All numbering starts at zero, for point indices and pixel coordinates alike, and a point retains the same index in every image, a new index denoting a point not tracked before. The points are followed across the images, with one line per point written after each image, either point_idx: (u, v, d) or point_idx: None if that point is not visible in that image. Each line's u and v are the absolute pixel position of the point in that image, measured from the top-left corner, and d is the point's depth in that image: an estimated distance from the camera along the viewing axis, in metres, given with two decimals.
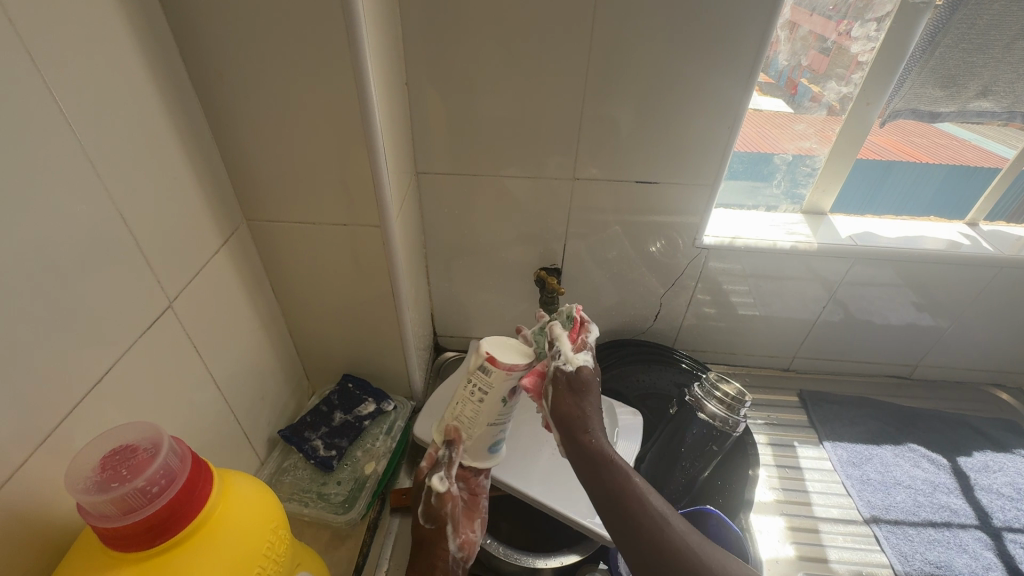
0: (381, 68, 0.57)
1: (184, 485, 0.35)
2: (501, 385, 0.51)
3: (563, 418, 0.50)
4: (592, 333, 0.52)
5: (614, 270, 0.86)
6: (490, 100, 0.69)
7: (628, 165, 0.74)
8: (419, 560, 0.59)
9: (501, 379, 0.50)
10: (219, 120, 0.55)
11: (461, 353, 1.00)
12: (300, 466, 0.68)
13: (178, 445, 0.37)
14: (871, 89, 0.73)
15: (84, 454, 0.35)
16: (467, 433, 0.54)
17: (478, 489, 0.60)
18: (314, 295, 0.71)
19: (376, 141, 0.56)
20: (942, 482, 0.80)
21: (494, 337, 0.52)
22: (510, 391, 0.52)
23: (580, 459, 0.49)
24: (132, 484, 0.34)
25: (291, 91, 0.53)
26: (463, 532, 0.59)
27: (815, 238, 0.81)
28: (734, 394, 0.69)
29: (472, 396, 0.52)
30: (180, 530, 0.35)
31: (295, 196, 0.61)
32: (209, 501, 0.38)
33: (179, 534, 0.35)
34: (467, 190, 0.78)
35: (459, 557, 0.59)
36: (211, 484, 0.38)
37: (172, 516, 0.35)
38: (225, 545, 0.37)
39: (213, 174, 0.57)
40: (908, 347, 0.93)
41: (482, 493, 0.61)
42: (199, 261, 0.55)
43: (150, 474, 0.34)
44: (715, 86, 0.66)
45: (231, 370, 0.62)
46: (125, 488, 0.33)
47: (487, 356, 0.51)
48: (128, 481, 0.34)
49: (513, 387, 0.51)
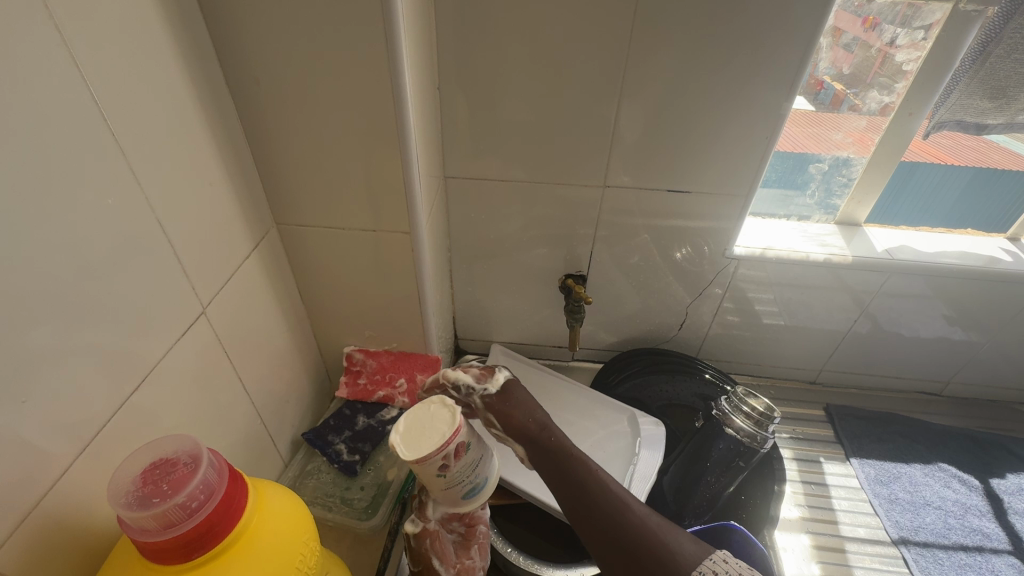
0: (416, 74, 0.56)
1: (222, 499, 0.35)
2: (424, 469, 0.49)
3: (521, 429, 0.57)
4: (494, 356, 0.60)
5: (640, 278, 0.84)
6: (522, 106, 0.68)
7: (659, 174, 0.73)
8: None
9: (418, 469, 0.49)
10: (252, 125, 0.55)
11: (481, 357, 1.00)
12: (323, 470, 0.68)
13: (216, 459, 0.37)
14: (914, 99, 0.71)
15: (124, 467, 0.35)
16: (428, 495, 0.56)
17: (473, 521, 0.60)
18: (341, 299, 0.70)
19: (409, 148, 0.55)
20: (974, 504, 0.78)
21: (399, 423, 0.50)
22: (440, 469, 0.50)
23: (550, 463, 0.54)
24: (172, 499, 0.34)
25: (326, 98, 0.52)
26: (460, 560, 0.59)
27: (849, 250, 0.79)
28: (762, 410, 0.68)
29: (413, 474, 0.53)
30: (218, 543, 0.35)
31: (326, 202, 0.61)
32: (245, 514, 0.38)
33: (216, 548, 0.35)
34: (494, 196, 0.77)
35: None
36: (247, 498, 0.38)
37: (210, 531, 0.35)
38: (261, 560, 0.37)
39: (245, 179, 0.57)
40: (940, 363, 0.91)
41: (478, 521, 0.60)
42: (231, 267, 0.55)
43: (190, 490, 0.34)
44: (752, 95, 0.65)
45: (258, 374, 0.62)
46: (166, 504, 0.33)
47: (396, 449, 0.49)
48: (169, 497, 0.34)
49: (440, 465, 0.49)
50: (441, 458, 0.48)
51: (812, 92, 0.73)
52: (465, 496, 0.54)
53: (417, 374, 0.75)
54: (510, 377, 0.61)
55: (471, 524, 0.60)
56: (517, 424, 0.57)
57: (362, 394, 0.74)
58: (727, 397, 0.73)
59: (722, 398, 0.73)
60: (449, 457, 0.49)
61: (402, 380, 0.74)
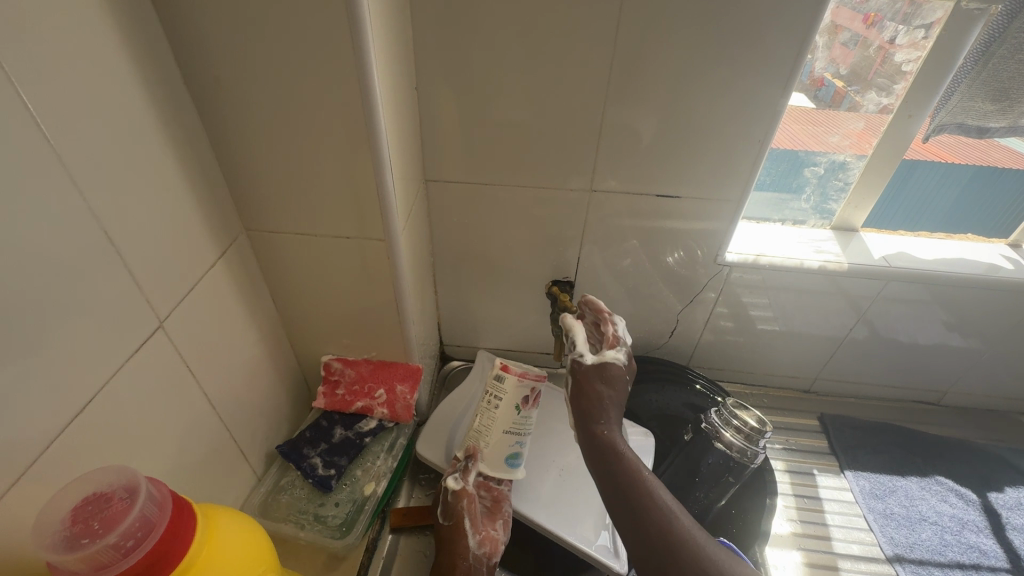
0: (389, 74, 0.53)
1: (164, 534, 0.33)
2: (513, 391, 0.70)
3: (588, 405, 0.59)
4: (618, 328, 0.63)
5: (629, 284, 0.82)
6: (505, 107, 0.65)
7: (648, 178, 0.70)
8: (443, 558, 0.64)
9: (513, 385, 0.70)
10: (215, 127, 0.52)
11: (467, 363, 0.97)
12: (297, 485, 0.65)
13: (155, 489, 0.35)
14: (914, 101, 0.68)
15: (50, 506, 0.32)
16: (485, 443, 0.70)
17: (499, 495, 0.70)
18: (316, 306, 0.68)
19: (382, 152, 0.52)
20: (971, 519, 0.75)
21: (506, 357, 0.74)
22: (522, 399, 0.70)
23: (596, 449, 0.57)
24: (104, 539, 0.31)
25: (293, 98, 0.50)
26: (485, 529, 0.66)
27: (845, 257, 0.77)
28: (753, 425, 0.67)
29: (490, 406, 0.71)
30: None
31: (296, 208, 0.58)
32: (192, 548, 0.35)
33: None
34: (478, 199, 0.74)
35: (483, 553, 0.64)
36: (194, 529, 0.36)
37: (150, 569, 0.33)
38: None
39: (210, 184, 0.54)
40: (937, 372, 0.88)
41: (503, 499, 0.70)
42: (194, 277, 0.52)
43: (125, 528, 0.32)
44: (745, 98, 0.62)
45: (226, 386, 0.59)
46: (96, 546, 0.31)
47: (501, 366, 0.71)
48: (101, 536, 0.32)
49: (523, 394, 0.70)
50: (530, 387, 0.71)
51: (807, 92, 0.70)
52: (509, 458, 0.70)
53: (397, 386, 0.72)
54: (619, 360, 0.60)
55: (496, 500, 0.70)
56: (586, 398, 0.59)
57: (340, 405, 0.71)
58: (717, 410, 0.71)
59: (711, 411, 0.71)
60: (531, 389, 0.70)
61: (382, 391, 0.72)
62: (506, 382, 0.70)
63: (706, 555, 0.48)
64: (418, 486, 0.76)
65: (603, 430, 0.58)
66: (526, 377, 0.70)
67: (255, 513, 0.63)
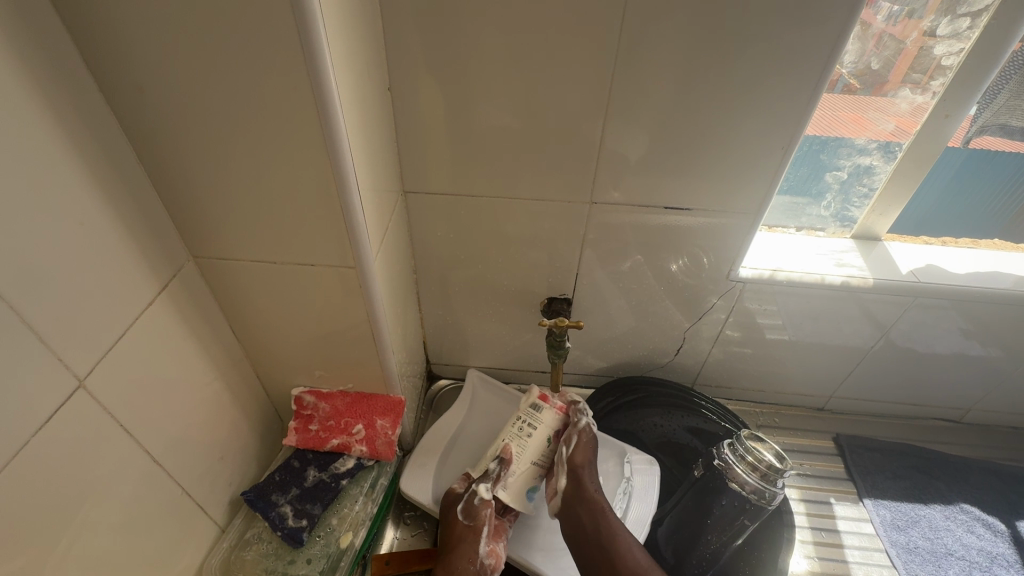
0: (353, 79, 0.45)
1: None
2: (549, 421, 0.64)
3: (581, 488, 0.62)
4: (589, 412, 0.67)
5: (631, 301, 0.75)
6: (491, 111, 0.57)
7: (653, 189, 0.62)
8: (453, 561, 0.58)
9: (551, 416, 0.64)
10: (147, 144, 0.44)
11: (457, 381, 0.90)
12: (264, 538, 0.59)
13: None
14: (953, 100, 0.60)
15: None
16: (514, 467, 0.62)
17: (502, 523, 0.64)
18: (283, 337, 0.61)
19: (345, 172, 0.45)
20: (1001, 553, 0.70)
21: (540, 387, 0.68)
22: (555, 431, 0.64)
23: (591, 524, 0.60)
24: None
25: (236, 111, 0.42)
26: (494, 542, 0.61)
27: (870, 272, 0.70)
28: (769, 463, 0.60)
29: (524, 431, 0.63)
30: None
31: (250, 233, 0.50)
32: None
33: None
34: (463, 213, 0.67)
35: (488, 564, 0.59)
36: None
37: None
38: None
39: (145, 210, 0.46)
40: (961, 390, 0.82)
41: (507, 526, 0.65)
42: (126, 321, 0.45)
43: None
44: (764, 100, 0.54)
45: (176, 437, 0.52)
46: None
47: (540, 395, 0.65)
48: None
49: (557, 426, 0.64)
50: (565, 420, 0.65)
51: (834, 90, 0.62)
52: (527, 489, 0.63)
53: (377, 420, 0.65)
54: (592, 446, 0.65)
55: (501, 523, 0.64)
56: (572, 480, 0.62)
57: (313, 443, 0.64)
58: (730, 444, 0.64)
59: (725, 444, 0.64)
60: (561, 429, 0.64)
61: (360, 427, 0.65)
62: (544, 412, 0.64)
63: None
64: (403, 525, 0.69)
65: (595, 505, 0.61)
66: (565, 409, 0.65)
67: (216, 571, 0.56)
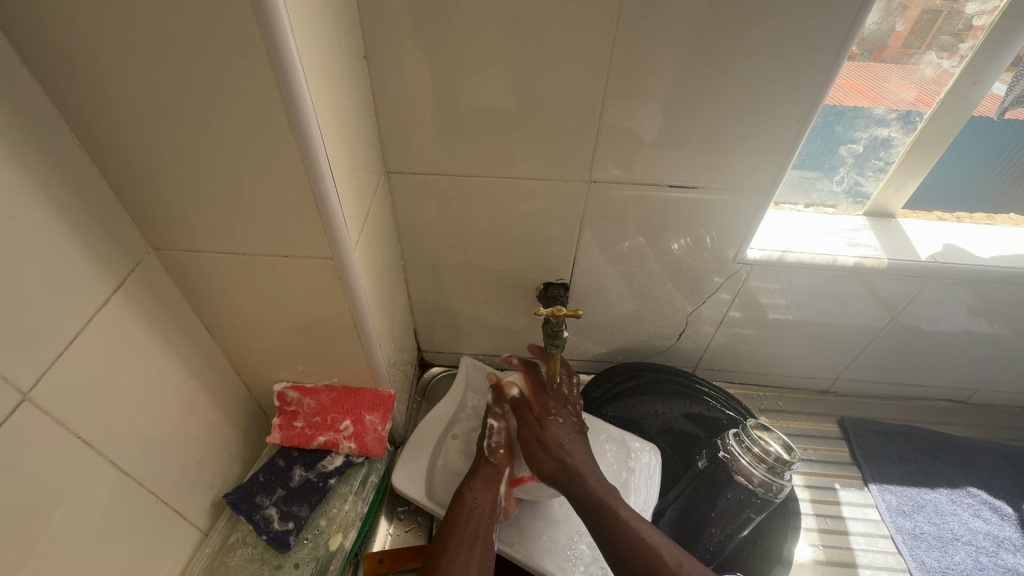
0: (320, 48, 0.40)
1: None
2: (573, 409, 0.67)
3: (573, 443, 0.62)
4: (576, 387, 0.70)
5: (632, 285, 0.71)
6: (479, 83, 0.52)
7: (656, 167, 0.58)
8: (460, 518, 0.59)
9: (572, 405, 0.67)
10: (85, 125, 0.39)
11: (450, 369, 0.87)
12: (249, 542, 0.56)
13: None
14: (979, 64, 0.55)
15: None
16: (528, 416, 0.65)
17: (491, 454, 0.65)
18: (261, 332, 0.57)
19: (314, 155, 0.40)
20: (1007, 537, 0.69)
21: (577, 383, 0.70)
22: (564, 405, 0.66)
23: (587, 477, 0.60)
24: None
25: (185, 87, 0.37)
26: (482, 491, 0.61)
27: (884, 251, 0.66)
28: (777, 456, 0.57)
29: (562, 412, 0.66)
30: None
31: (212, 223, 0.45)
32: None
33: None
34: (452, 194, 0.62)
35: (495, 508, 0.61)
36: None
37: None
38: None
39: (93, 201, 0.41)
40: (972, 371, 0.80)
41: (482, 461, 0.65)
42: (77, 326, 0.41)
43: None
44: (780, 67, 0.49)
45: (148, 444, 0.49)
46: None
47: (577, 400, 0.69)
48: None
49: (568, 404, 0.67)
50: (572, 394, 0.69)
51: (855, 59, 0.58)
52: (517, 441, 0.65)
53: (365, 415, 0.62)
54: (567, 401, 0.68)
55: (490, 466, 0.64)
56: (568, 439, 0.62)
57: (299, 440, 0.61)
58: (735, 435, 0.62)
59: (730, 436, 0.62)
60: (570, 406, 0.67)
61: (348, 423, 0.62)
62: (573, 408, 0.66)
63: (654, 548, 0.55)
64: (396, 520, 0.67)
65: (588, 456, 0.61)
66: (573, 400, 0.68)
67: None
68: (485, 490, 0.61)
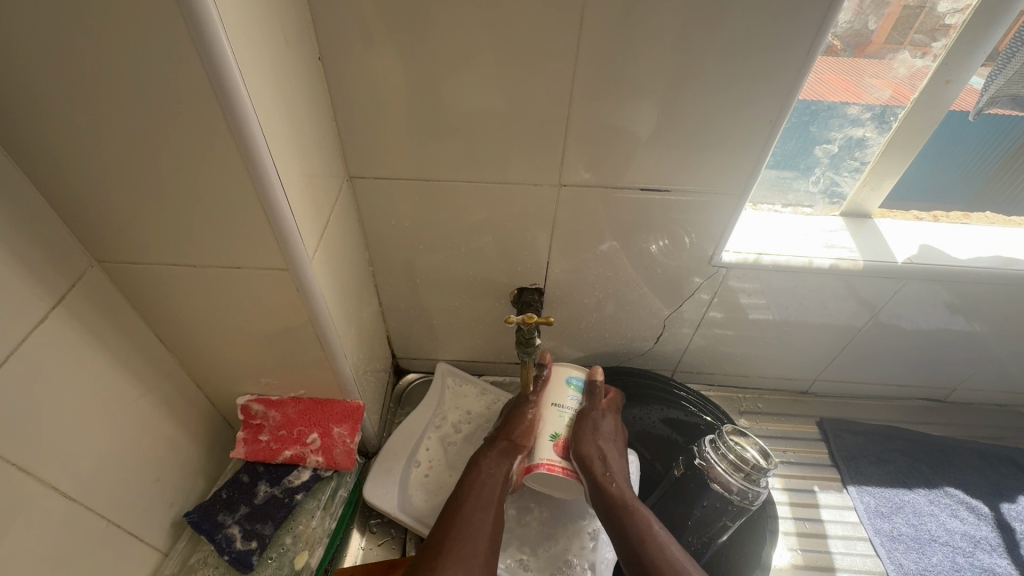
0: (265, 50, 0.38)
1: None
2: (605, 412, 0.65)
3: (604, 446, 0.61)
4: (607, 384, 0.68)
5: (607, 289, 0.70)
6: (441, 84, 0.50)
7: (628, 170, 0.56)
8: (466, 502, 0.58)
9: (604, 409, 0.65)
10: (10, 132, 0.36)
11: (427, 375, 0.85)
12: (211, 562, 0.54)
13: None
14: (953, 62, 0.55)
15: None
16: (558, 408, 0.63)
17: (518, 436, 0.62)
18: (220, 345, 0.54)
19: (262, 162, 0.38)
20: (984, 537, 0.69)
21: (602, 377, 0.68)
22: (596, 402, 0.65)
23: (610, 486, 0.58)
24: None
25: (117, 93, 0.34)
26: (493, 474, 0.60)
27: (860, 253, 0.65)
28: (754, 464, 0.57)
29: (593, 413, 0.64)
30: None
31: (158, 234, 0.43)
32: None
33: None
34: (420, 199, 0.60)
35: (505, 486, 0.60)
36: None
37: None
38: None
39: (25, 213, 0.39)
40: (947, 371, 0.80)
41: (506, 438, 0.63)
42: (11, 345, 0.38)
43: None
44: (751, 65, 0.48)
45: (98, 466, 0.47)
46: None
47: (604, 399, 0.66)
48: None
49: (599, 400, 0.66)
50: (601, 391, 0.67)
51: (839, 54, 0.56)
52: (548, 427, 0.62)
53: (333, 428, 0.60)
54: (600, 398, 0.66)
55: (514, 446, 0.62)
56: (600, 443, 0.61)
57: (264, 454, 0.59)
58: (711, 441, 0.61)
59: (706, 442, 0.61)
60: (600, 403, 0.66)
61: (315, 436, 0.60)
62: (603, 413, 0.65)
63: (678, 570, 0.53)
64: (369, 533, 0.65)
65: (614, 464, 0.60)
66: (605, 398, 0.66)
67: None
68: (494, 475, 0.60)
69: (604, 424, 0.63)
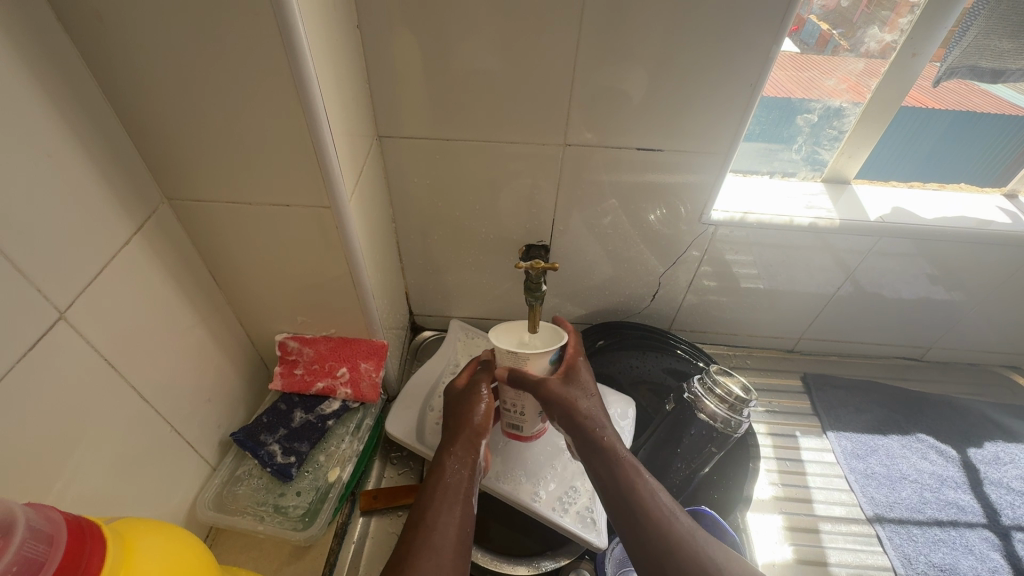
0: (318, 11, 0.45)
1: (73, 524, 0.32)
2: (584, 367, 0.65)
3: (588, 402, 0.61)
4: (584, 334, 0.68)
5: (608, 247, 0.76)
6: (463, 49, 0.57)
7: (627, 131, 0.63)
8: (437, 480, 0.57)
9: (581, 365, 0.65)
10: (107, 77, 0.43)
11: (441, 332, 0.92)
12: (255, 475, 0.62)
13: (37, 518, 0.30)
14: (919, 37, 0.61)
15: None
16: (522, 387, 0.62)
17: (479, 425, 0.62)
18: (262, 283, 0.61)
19: (314, 108, 0.45)
20: (950, 476, 0.75)
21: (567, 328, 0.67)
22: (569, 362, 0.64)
23: (597, 441, 0.59)
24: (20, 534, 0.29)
25: (199, 42, 0.41)
26: (460, 456, 0.60)
27: (837, 213, 0.71)
28: (737, 395, 0.63)
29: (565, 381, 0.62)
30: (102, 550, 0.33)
31: (220, 174, 0.50)
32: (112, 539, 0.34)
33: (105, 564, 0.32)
34: (440, 158, 0.67)
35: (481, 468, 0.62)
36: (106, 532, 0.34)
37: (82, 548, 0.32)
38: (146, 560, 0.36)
39: (113, 148, 0.46)
40: (923, 331, 0.86)
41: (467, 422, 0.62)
42: (103, 260, 0.45)
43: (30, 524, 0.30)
44: (736, 32, 0.54)
45: (165, 378, 0.54)
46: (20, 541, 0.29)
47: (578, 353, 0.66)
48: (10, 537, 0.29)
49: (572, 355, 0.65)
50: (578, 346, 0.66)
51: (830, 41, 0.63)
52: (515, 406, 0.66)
53: (360, 363, 0.67)
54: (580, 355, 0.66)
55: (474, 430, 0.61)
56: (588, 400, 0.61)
57: (299, 386, 0.66)
58: (700, 378, 0.68)
59: (695, 378, 0.68)
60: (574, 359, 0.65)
61: (344, 370, 0.67)
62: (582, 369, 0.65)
63: (671, 511, 0.53)
64: (390, 464, 0.73)
65: (598, 416, 0.61)
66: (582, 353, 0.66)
67: (210, 505, 0.59)
68: (462, 458, 0.59)
69: (585, 379, 0.63)
